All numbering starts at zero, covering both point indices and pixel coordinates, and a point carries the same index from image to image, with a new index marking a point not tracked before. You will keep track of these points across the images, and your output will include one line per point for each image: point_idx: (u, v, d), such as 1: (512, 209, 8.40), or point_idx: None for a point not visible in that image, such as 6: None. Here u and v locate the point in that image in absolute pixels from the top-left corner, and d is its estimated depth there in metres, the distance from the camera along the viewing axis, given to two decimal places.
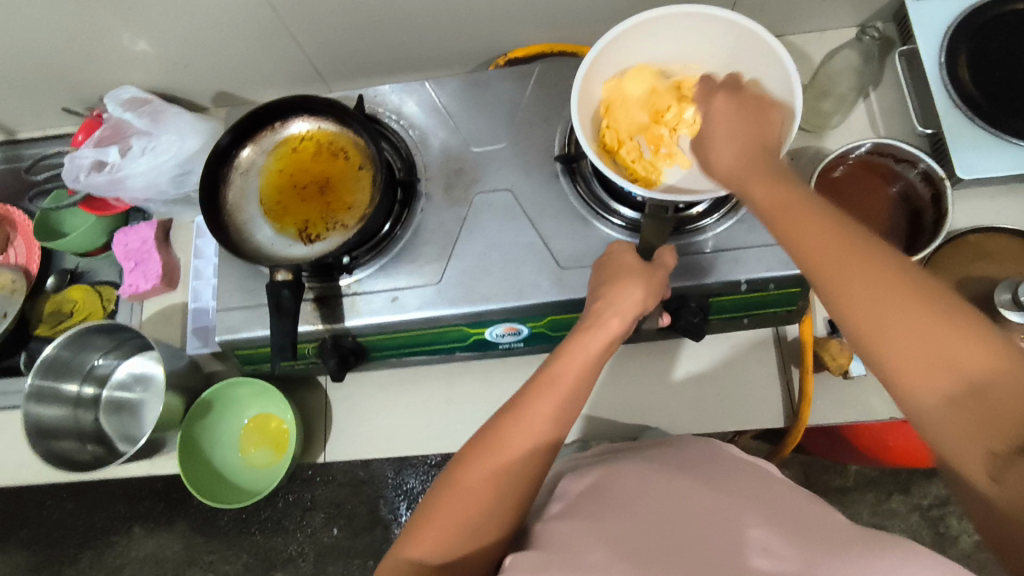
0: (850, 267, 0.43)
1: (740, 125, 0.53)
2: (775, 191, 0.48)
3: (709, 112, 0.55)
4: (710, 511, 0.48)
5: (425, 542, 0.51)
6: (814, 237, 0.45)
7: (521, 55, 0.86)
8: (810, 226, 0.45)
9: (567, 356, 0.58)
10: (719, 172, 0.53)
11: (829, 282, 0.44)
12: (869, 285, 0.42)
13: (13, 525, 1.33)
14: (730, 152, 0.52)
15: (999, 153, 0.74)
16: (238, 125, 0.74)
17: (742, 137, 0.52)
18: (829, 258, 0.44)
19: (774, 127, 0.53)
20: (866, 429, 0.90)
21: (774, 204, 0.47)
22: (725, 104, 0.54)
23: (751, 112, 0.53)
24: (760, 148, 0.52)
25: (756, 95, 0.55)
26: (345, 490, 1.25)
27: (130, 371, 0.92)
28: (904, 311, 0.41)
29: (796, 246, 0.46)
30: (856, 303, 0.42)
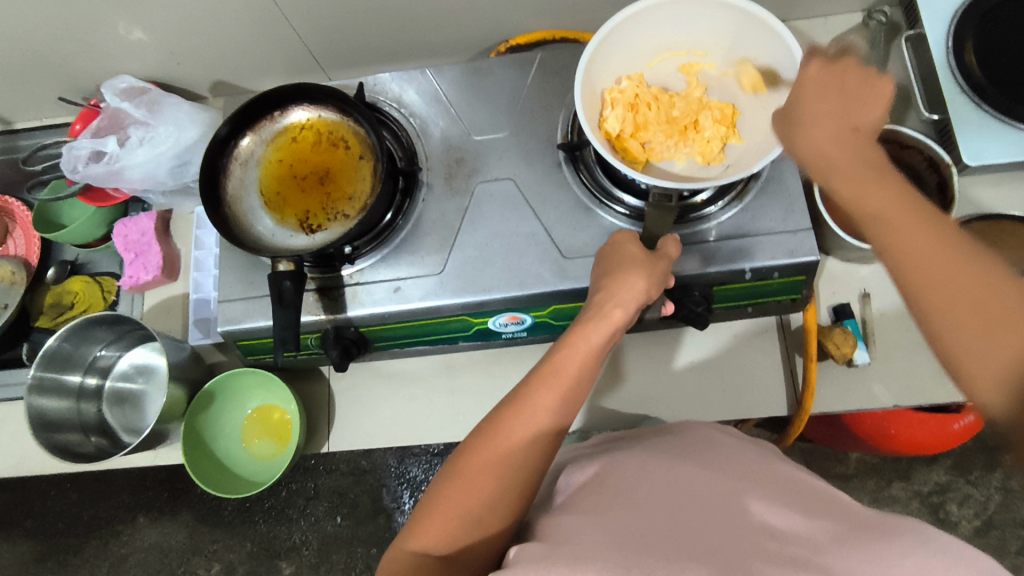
0: (933, 249, 0.45)
1: (835, 101, 0.52)
2: (867, 172, 0.49)
3: (799, 82, 0.54)
4: (714, 500, 0.48)
5: (428, 533, 0.51)
6: (900, 224, 0.47)
7: (523, 42, 0.85)
8: (899, 210, 0.47)
9: (569, 347, 0.58)
10: (803, 148, 0.52)
11: (913, 267, 0.46)
12: (952, 273, 0.44)
13: (18, 515, 1.34)
14: (820, 129, 0.51)
15: (1006, 139, 0.73)
16: (237, 115, 0.73)
17: (838, 115, 0.51)
18: (914, 245, 0.46)
19: (873, 109, 0.51)
20: (868, 418, 0.90)
21: (863, 187, 0.49)
22: (819, 76, 0.53)
23: (846, 91, 0.52)
24: (855, 128, 0.51)
25: (858, 67, 0.52)
26: (348, 479, 1.29)
27: (132, 363, 0.92)
28: (984, 303, 0.43)
29: (881, 228, 0.48)
30: (937, 287, 0.44)
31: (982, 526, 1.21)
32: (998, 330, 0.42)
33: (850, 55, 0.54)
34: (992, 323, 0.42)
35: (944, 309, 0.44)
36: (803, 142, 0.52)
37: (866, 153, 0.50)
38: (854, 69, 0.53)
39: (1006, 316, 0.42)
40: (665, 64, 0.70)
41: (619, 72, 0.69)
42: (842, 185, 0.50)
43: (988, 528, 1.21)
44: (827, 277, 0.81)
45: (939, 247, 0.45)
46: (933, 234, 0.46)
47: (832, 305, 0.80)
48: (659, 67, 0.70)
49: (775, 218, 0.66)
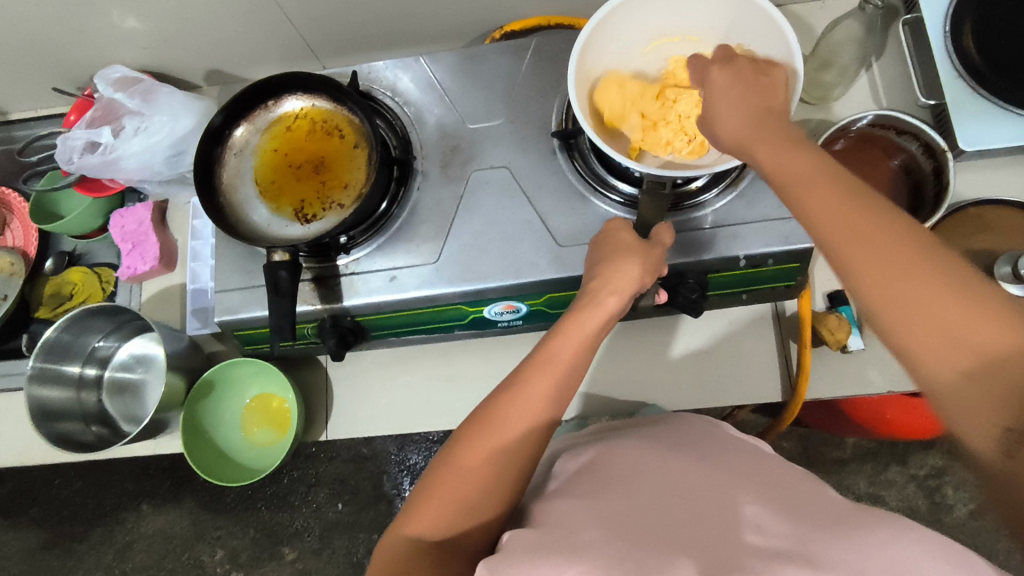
0: (853, 208, 0.43)
1: (742, 90, 0.53)
2: (778, 152, 0.48)
3: (708, 76, 0.55)
4: (706, 491, 0.48)
5: (423, 519, 0.52)
6: (818, 191, 0.44)
7: (519, 28, 0.84)
8: (810, 174, 0.46)
9: (565, 335, 0.58)
10: (725, 136, 0.53)
11: (838, 233, 0.43)
12: (863, 224, 0.42)
13: (24, 502, 1.35)
14: (735, 118, 0.52)
15: (1002, 125, 0.73)
16: (229, 104, 0.73)
17: (748, 103, 0.52)
18: (823, 201, 0.44)
19: (776, 97, 0.52)
20: (864, 403, 0.91)
21: (783, 162, 0.47)
22: (727, 69, 0.54)
23: (752, 82, 0.53)
24: (765, 112, 0.51)
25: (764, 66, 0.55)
26: (350, 466, 1.30)
27: (131, 353, 0.92)
28: (900, 254, 0.41)
29: (797, 193, 0.46)
30: (870, 256, 0.42)
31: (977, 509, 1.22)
32: (910, 280, 0.40)
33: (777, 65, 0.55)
34: (908, 274, 0.40)
35: (859, 263, 0.42)
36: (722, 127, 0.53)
37: (779, 130, 0.50)
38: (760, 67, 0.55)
39: (931, 273, 0.40)
40: (660, 50, 0.69)
41: (614, 59, 0.68)
42: (762, 160, 0.49)
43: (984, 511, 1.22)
44: (823, 262, 0.81)
45: (849, 201, 0.43)
46: (841, 192, 0.44)
47: (828, 291, 0.80)
48: (654, 53, 0.69)
49: (771, 205, 0.66)
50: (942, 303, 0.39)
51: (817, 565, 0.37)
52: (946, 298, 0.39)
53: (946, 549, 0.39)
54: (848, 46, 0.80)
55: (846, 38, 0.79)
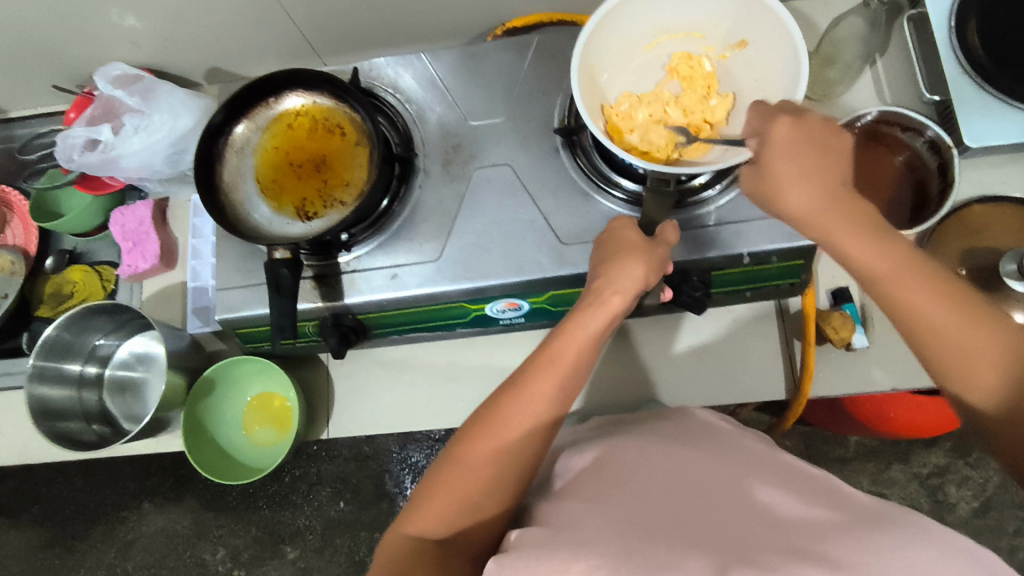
0: (937, 304, 0.46)
1: (809, 161, 0.50)
2: (863, 249, 0.48)
3: (768, 138, 0.52)
4: (713, 489, 0.48)
5: (425, 518, 0.51)
6: (908, 289, 0.47)
7: (520, 25, 0.84)
8: (891, 269, 0.47)
9: (568, 334, 0.58)
10: (791, 215, 0.51)
11: (922, 328, 0.47)
12: (951, 321, 0.46)
13: (26, 502, 1.35)
14: (805, 196, 0.50)
15: (1007, 121, 0.73)
16: (229, 102, 0.72)
17: (815, 177, 0.50)
18: (909, 298, 0.47)
19: (839, 163, 0.51)
20: (867, 401, 0.91)
21: (868, 258, 0.48)
22: (790, 134, 0.51)
23: (818, 147, 0.51)
24: (836, 188, 0.50)
25: (823, 121, 0.52)
26: (351, 465, 1.30)
27: (132, 352, 0.92)
28: (983, 344, 0.45)
29: (880, 287, 0.48)
30: (952, 350, 0.46)
31: (981, 507, 1.22)
32: (991, 366, 0.45)
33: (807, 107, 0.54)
34: (992, 363, 0.45)
35: (944, 353, 0.47)
36: (788, 204, 0.51)
37: (850, 211, 0.49)
38: (819, 121, 0.52)
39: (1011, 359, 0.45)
40: (663, 48, 0.69)
41: (616, 56, 0.68)
42: (839, 247, 0.49)
43: (987, 510, 1.22)
44: (827, 260, 0.80)
45: (931, 297, 0.47)
46: (926, 286, 0.47)
47: (831, 289, 0.79)
48: (657, 49, 0.69)
49: None
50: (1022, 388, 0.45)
51: (830, 563, 0.37)
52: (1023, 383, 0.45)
53: (960, 546, 0.38)
54: (852, 42, 0.81)
55: (851, 34, 0.81)
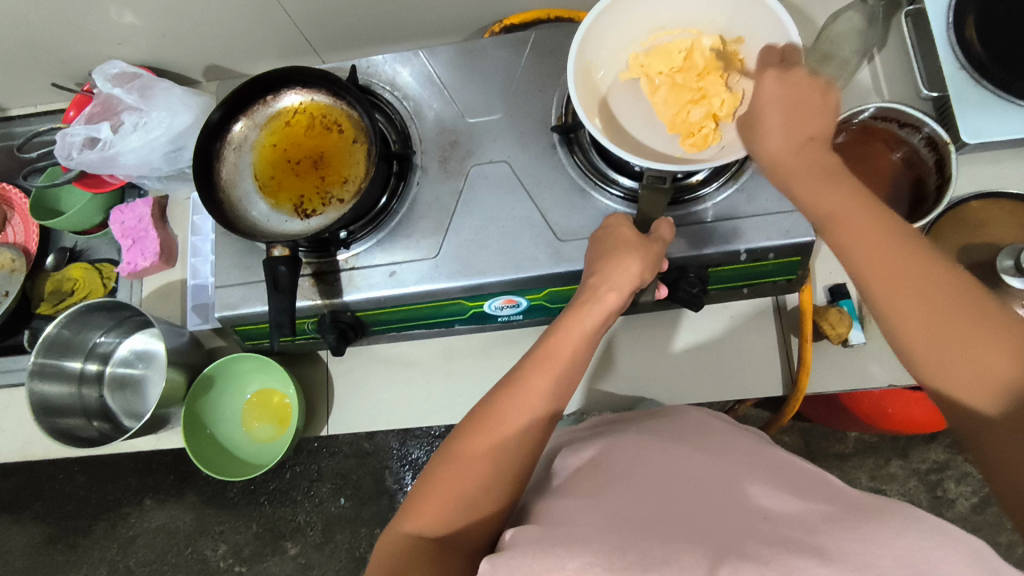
0: (897, 256, 0.47)
1: (791, 109, 0.52)
2: (825, 194, 0.50)
3: (758, 90, 0.54)
4: (708, 484, 0.48)
5: (422, 516, 0.52)
6: (868, 234, 0.48)
7: (519, 21, 0.84)
8: (856, 216, 0.49)
9: (565, 330, 0.58)
10: (763, 159, 0.53)
11: (881, 278, 0.47)
12: (910, 272, 0.47)
13: (28, 498, 1.36)
14: (776, 141, 0.52)
15: (1005, 117, 0.73)
16: (228, 99, 0.73)
17: (795, 124, 0.51)
18: (870, 244, 0.48)
19: (822, 116, 0.51)
20: (865, 397, 0.91)
21: (825, 200, 0.50)
22: (773, 84, 0.53)
23: (804, 99, 0.52)
24: (806, 138, 0.51)
25: (809, 76, 0.52)
26: (351, 461, 1.30)
27: (132, 349, 0.93)
28: (941, 295, 0.46)
29: (841, 236, 0.49)
30: (905, 302, 0.46)
31: (979, 503, 1.23)
32: (947, 318, 0.45)
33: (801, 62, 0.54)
34: (950, 315, 0.45)
35: (904, 303, 0.46)
36: (763, 150, 0.53)
37: (821, 162, 0.51)
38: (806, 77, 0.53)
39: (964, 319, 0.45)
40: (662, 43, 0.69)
41: (614, 52, 0.68)
42: (801, 192, 0.51)
43: (986, 506, 1.22)
44: (825, 257, 0.80)
45: (894, 244, 0.47)
46: (888, 235, 0.48)
47: (829, 286, 0.80)
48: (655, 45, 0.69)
49: (770, 199, 0.66)
50: (982, 341, 0.44)
51: (822, 554, 0.37)
52: (984, 335, 0.44)
53: (955, 539, 0.39)
54: (851, 37, 0.81)
55: (849, 29, 0.81)
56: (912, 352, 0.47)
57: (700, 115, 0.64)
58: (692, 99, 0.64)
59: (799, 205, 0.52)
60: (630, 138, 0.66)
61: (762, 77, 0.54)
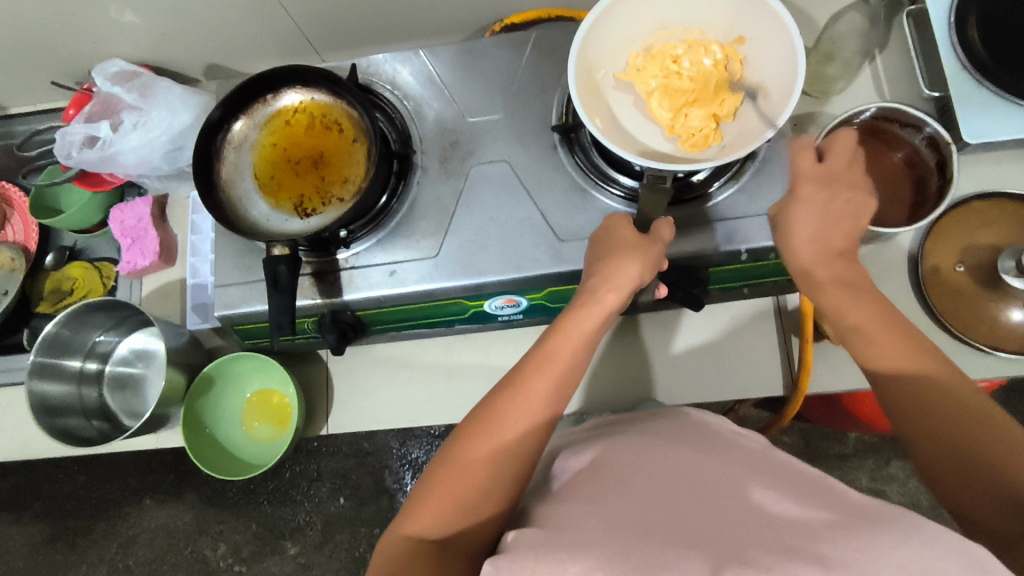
0: (911, 360, 0.51)
1: (824, 221, 0.57)
2: (849, 302, 0.55)
3: (793, 195, 0.59)
4: (709, 488, 0.48)
5: (422, 517, 0.51)
6: (886, 340, 0.52)
7: (519, 21, 0.84)
8: (879, 328, 0.53)
9: (564, 332, 0.58)
10: (795, 264, 0.58)
11: (896, 383, 0.51)
12: (923, 378, 0.50)
13: (27, 497, 1.35)
14: (806, 247, 0.57)
15: (1007, 118, 0.72)
16: (228, 98, 0.72)
17: (826, 239, 0.57)
18: (888, 352, 0.52)
19: (852, 228, 0.57)
20: (865, 398, 0.91)
21: (848, 307, 0.55)
22: (813, 197, 0.58)
23: (835, 206, 0.57)
24: (835, 247, 0.57)
25: (843, 187, 0.58)
26: (351, 461, 1.30)
27: (132, 348, 0.92)
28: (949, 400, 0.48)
29: (861, 342, 0.54)
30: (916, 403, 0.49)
31: None
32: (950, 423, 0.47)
33: (841, 164, 0.59)
34: (956, 421, 0.47)
35: (921, 406, 0.49)
36: (797, 261, 0.58)
37: (846, 274, 0.56)
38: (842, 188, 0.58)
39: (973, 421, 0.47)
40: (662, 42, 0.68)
41: (615, 52, 0.68)
42: (826, 299, 0.56)
43: None
44: None
45: (909, 350, 0.51)
46: (905, 344, 0.52)
47: None
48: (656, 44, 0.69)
49: (771, 199, 0.66)
50: (985, 446, 0.46)
51: (824, 562, 0.37)
52: (987, 441, 0.46)
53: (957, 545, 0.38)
54: (852, 38, 0.82)
55: (850, 30, 0.82)
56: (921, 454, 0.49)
57: (697, 116, 0.64)
58: (692, 99, 0.64)
59: (827, 312, 0.57)
60: (632, 137, 0.66)
61: (800, 178, 0.59)
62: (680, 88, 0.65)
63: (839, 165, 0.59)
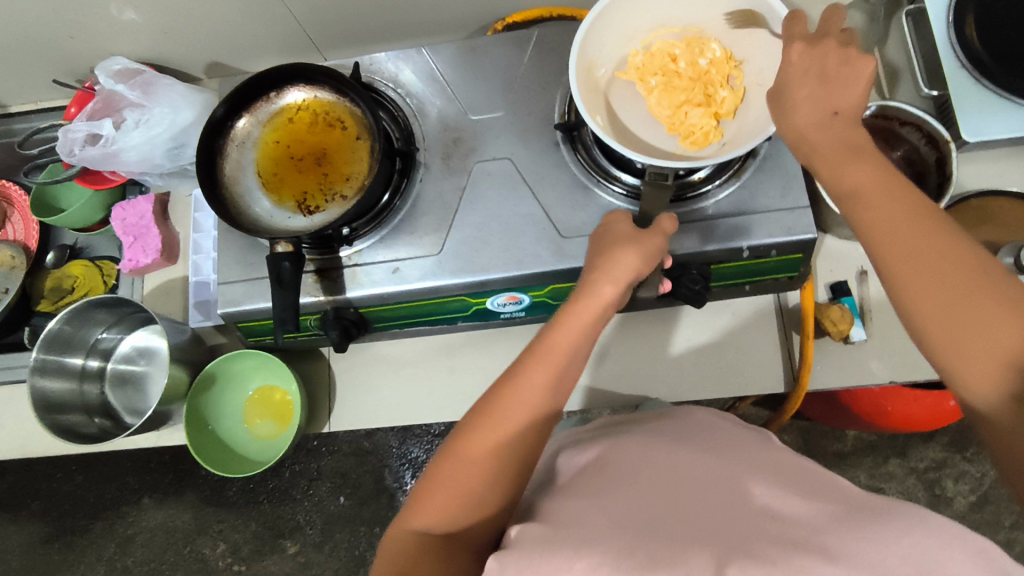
0: (918, 227, 0.46)
1: (823, 83, 0.51)
2: (857, 169, 0.49)
3: (785, 60, 0.53)
4: (712, 485, 0.48)
5: (427, 513, 0.52)
6: (890, 210, 0.47)
7: (520, 19, 0.84)
8: (882, 194, 0.48)
9: (563, 323, 0.58)
10: (790, 131, 0.52)
11: (898, 254, 0.46)
12: (935, 250, 0.45)
13: (25, 497, 1.35)
14: (806, 109, 0.51)
15: (1005, 116, 0.73)
16: (232, 95, 0.73)
17: (823, 98, 0.51)
18: (892, 219, 0.47)
19: (855, 88, 0.50)
20: (864, 394, 0.91)
21: (846, 175, 0.49)
22: (800, 62, 0.52)
23: (829, 69, 0.51)
24: (834, 109, 0.50)
25: (842, 47, 0.51)
26: (351, 460, 1.30)
27: (134, 345, 0.92)
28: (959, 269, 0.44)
29: (862, 210, 0.48)
30: (917, 272, 0.45)
31: (977, 501, 1.23)
32: (963, 291, 0.43)
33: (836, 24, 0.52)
34: (962, 293, 0.44)
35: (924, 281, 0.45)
36: (791, 124, 0.52)
37: (848, 139, 0.50)
38: (837, 48, 0.51)
39: (979, 292, 0.43)
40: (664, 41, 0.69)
41: (616, 50, 0.68)
42: (822, 167, 0.51)
43: (983, 504, 1.23)
44: (825, 254, 0.80)
45: (916, 221, 0.46)
46: (912, 211, 0.47)
47: (829, 283, 0.80)
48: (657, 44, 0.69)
49: (773, 196, 0.66)
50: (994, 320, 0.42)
51: (829, 554, 0.37)
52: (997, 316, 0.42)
53: (961, 537, 0.39)
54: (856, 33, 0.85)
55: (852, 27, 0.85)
56: (920, 330, 0.45)
57: (698, 115, 0.65)
58: (693, 98, 0.65)
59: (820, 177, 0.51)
60: (634, 135, 0.66)
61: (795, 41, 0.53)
62: (681, 88, 0.66)
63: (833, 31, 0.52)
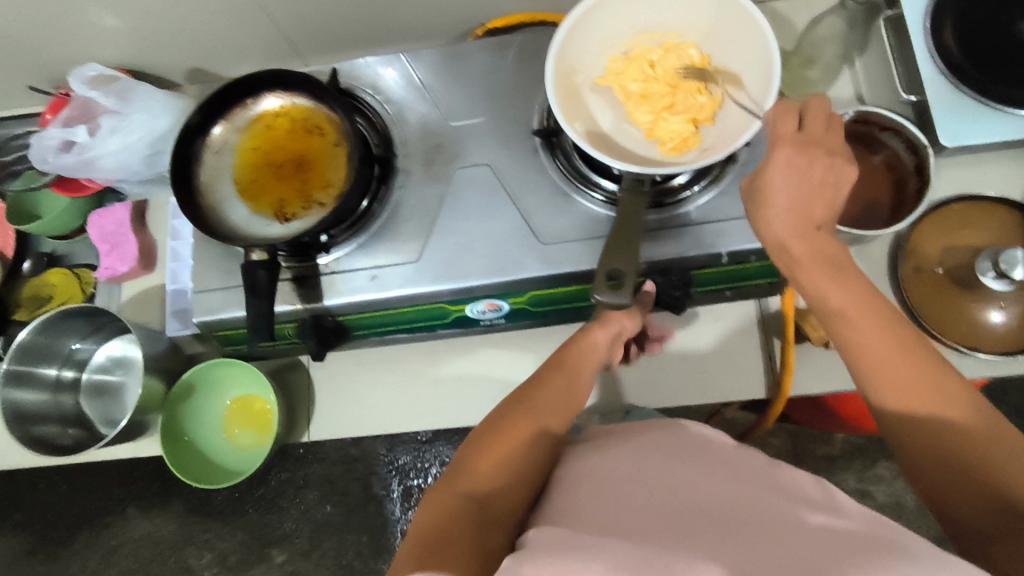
0: (896, 350, 0.50)
1: (802, 198, 0.53)
2: (845, 290, 0.52)
3: (768, 165, 0.54)
4: (716, 522, 0.45)
5: (463, 481, 0.54)
6: (872, 332, 0.51)
7: (502, 24, 0.84)
8: (865, 312, 0.51)
9: (574, 345, 0.65)
10: (770, 237, 0.55)
11: (878, 373, 0.51)
12: (914, 373, 0.49)
13: (7, 507, 1.33)
14: (784, 223, 0.53)
15: (984, 121, 0.73)
16: (207, 102, 0.72)
17: (803, 211, 0.53)
18: (874, 342, 0.51)
19: (831, 200, 0.53)
20: (849, 398, 0.91)
21: (831, 294, 0.53)
22: (787, 163, 0.53)
23: (813, 180, 0.53)
24: (813, 224, 0.53)
25: (828, 158, 0.53)
26: (339, 467, 1.26)
27: (109, 355, 0.91)
28: (938, 400, 0.48)
29: (844, 328, 0.52)
30: (898, 391, 0.50)
31: None
32: (935, 413, 0.48)
33: (818, 125, 0.54)
34: (936, 417, 0.48)
35: (903, 403, 0.49)
36: (771, 233, 0.54)
37: (829, 255, 0.53)
38: (821, 156, 0.53)
39: (952, 414, 0.48)
40: None
41: (595, 57, 0.68)
42: (805, 284, 0.54)
43: None
44: None
45: (896, 345, 0.50)
46: (890, 333, 0.51)
47: None
48: None
49: None
50: (965, 444, 0.47)
51: None
52: (969, 441, 0.47)
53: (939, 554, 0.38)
54: (832, 42, 0.83)
55: (830, 34, 0.83)
56: (904, 445, 0.50)
57: (677, 121, 0.64)
58: (671, 104, 0.65)
59: (803, 291, 0.55)
60: (613, 142, 0.66)
61: (781, 142, 0.54)
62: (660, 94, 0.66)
63: (815, 129, 0.54)
